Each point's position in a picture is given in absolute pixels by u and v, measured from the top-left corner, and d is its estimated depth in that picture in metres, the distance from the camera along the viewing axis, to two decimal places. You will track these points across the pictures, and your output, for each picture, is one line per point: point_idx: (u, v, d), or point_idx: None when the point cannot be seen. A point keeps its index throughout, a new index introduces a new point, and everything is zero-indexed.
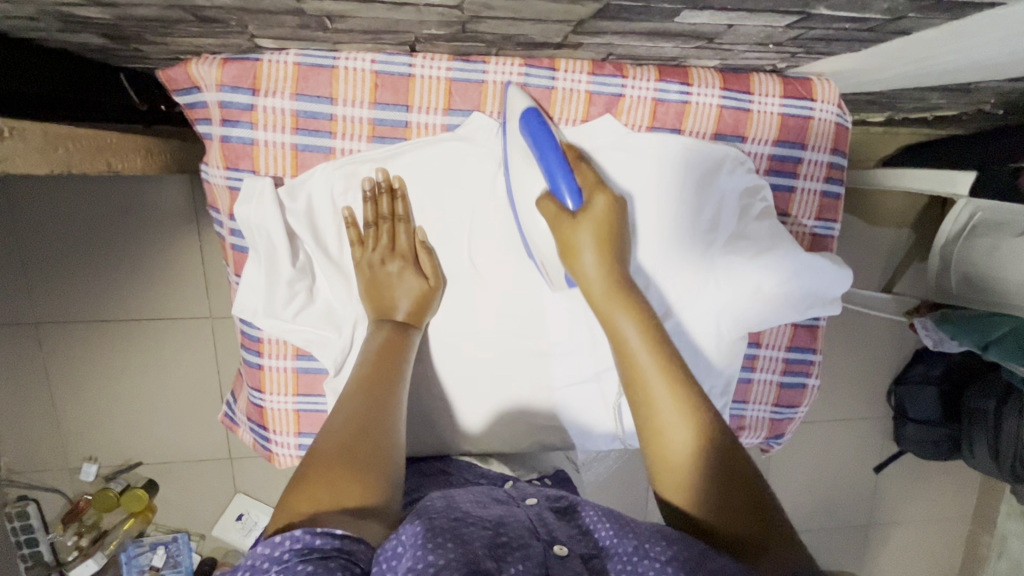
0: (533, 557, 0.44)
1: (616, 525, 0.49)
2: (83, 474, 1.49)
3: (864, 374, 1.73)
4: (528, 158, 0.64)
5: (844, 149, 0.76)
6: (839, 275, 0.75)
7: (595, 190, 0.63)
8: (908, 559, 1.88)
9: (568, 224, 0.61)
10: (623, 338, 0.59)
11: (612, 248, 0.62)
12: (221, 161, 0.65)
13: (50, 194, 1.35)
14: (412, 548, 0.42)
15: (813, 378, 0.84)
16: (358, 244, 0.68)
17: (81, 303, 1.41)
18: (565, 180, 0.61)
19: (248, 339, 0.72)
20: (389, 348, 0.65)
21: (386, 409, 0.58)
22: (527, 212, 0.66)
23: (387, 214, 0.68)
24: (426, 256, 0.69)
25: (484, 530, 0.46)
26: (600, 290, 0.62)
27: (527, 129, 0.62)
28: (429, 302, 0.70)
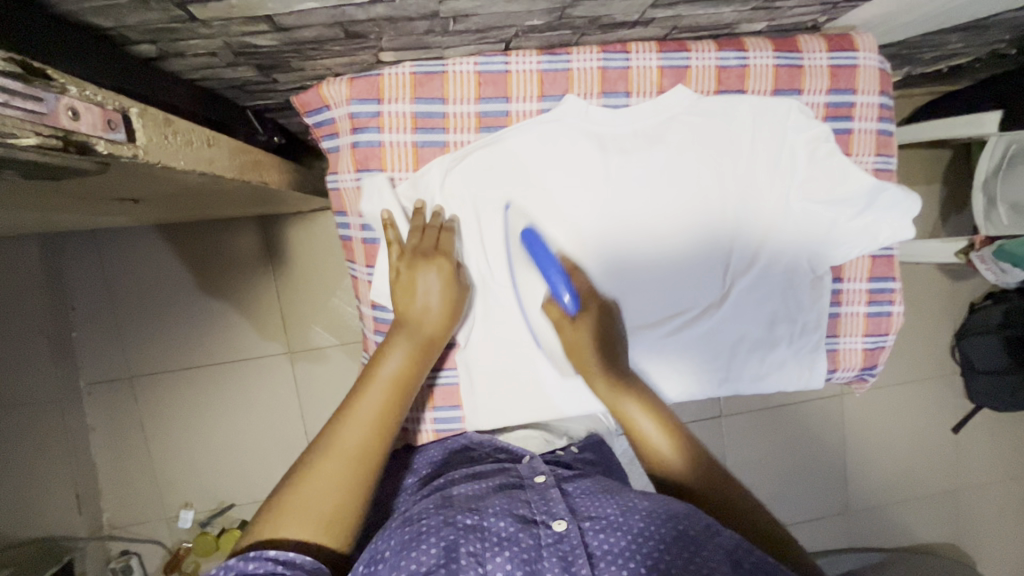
0: (516, 546, 0.54)
1: (615, 502, 0.59)
2: (180, 521, 1.54)
3: (921, 333, 1.76)
4: (529, 266, 0.77)
5: (890, 91, 0.83)
6: (910, 198, 0.81)
7: (589, 297, 0.76)
8: (1005, 521, 1.83)
9: (570, 325, 0.74)
10: (632, 418, 0.70)
11: (606, 332, 0.75)
12: (352, 166, 0.75)
13: (142, 252, 1.47)
14: (397, 558, 0.52)
15: (898, 305, 0.87)
16: (394, 246, 0.71)
17: (173, 352, 1.51)
18: (569, 292, 0.71)
19: (382, 324, 0.79)
20: (404, 376, 0.66)
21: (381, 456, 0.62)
22: (534, 307, 0.79)
23: (434, 223, 0.73)
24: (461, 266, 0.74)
25: (466, 527, 0.55)
26: (602, 381, 0.72)
27: (529, 245, 0.74)
28: (459, 307, 0.72)
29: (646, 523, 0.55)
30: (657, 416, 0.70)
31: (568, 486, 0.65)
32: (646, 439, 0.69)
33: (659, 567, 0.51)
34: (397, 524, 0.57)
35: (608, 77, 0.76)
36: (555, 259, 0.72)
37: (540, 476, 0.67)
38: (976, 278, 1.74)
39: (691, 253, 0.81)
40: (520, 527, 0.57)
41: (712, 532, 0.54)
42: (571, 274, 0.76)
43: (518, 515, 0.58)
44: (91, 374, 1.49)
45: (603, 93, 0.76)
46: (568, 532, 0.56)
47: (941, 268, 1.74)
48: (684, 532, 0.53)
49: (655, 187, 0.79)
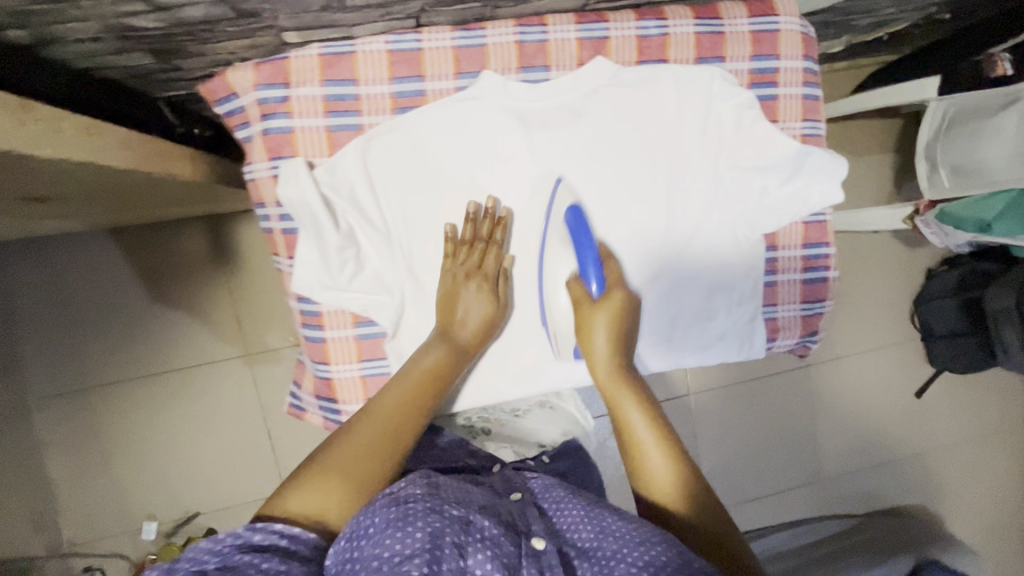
0: (500, 544, 0.47)
1: (592, 519, 0.51)
2: (143, 534, 1.49)
3: (880, 301, 1.79)
4: (565, 246, 0.74)
5: (814, 56, 0.83)
6: (837, 163, 0.81)
7: (615, 284, 0.73)
8: (971, 481, 1.87)
9: (590, 307, 0.72)
10: (628, 420, 0.65)
11: (619, 330, 0.71)
12: (265, 154, 0.72)
13: (86, 259, 1.42)
14: (380, 537, 0.45)
15: (832, 271, 0.88)
16: (450, 257, 0.75)
17: (127, 360, 1.47)
18: (597, 274, 0.71)
19: (309, 316, 0.77)
20: (444, 372, 0.69)
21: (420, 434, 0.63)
22: (552, 286, 0.76)
23: (481, 235, 0.75)
24: (503, 283, 0.76)
25: (454, 525, 0.48)
26: (605, 369, 0.70)
27: (571, 222, 0.73)
28: (492, 328, 0.76)
29: (621, 546, 0.47)
30: (655, 424, 0.64)
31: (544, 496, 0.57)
32: (641, 454, 0.61)
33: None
34: (382, 500, 0.50)
35: (526, 51, 0.74)
36: (594, 248, 0.71)
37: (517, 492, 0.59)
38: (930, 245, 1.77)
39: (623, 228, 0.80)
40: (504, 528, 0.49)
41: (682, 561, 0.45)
42: (605, 262, 0.75)
43: (501, 520, 0.51)
44: (41, 388, 1.44)
45: (522, 68, 0.74)
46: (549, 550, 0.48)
47: (896, 237, 1.77)
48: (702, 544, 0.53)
49: (583, 164, 0.77)
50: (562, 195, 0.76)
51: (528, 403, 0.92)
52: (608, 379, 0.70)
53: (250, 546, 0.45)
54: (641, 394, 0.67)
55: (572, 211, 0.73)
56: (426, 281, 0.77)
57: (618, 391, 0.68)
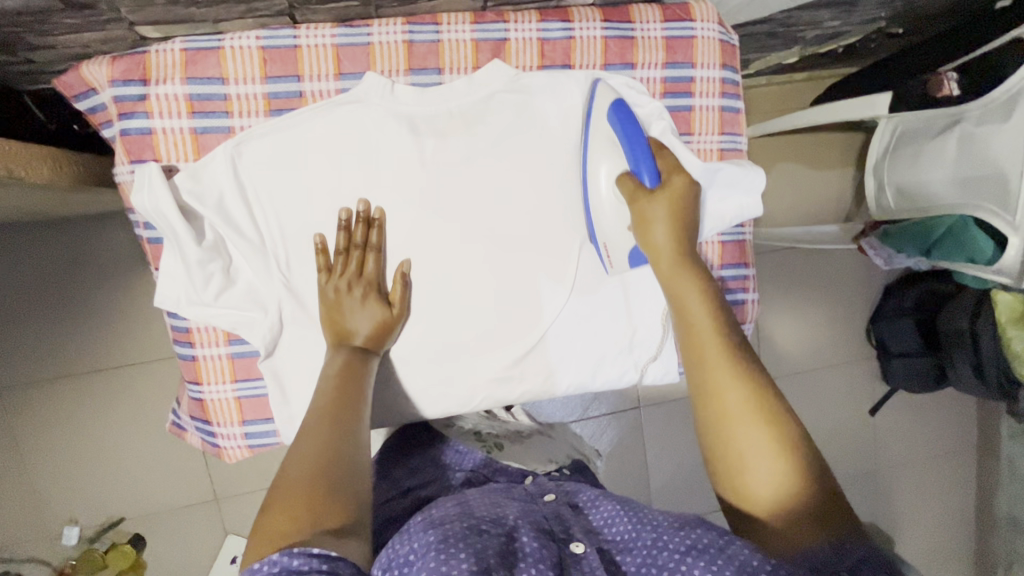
0: (544, 559, 0.49)
1: (630, 517, 0.55)
2: (64, 539, 1.42)
3: (837, 318, 1.76)
4: (613, 150, 0.70)
5: (734, 65, 0.78)
6: (753, 175, 0.76)
7: (673, 172, 0.68)
8: (923, 500, 1.85)
9: (646, 196, 0.66)
10: (689, 311, 0.62)
11: (681, 225, 0.66)
12: (125, 157, 0.66)
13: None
14: (422, 561, 0.47)
15: (751, 293, 0.84)
16: (325, 271, 0.69)
17: (44, 359, 1.38)
18: (650, 165, 0.67)
19: (178, 332, 0.71)
20: (349, 371, 0.66)
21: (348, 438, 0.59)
22: (599, 185, 0.70)
23: (357, 241, 0.69)
24: (400, 285, 0.71)
25: (495, 537, 0.51)
26: (666, 258, 0.65)
27: (619, 118, 0.69)
28: (392, 329, 0.71)
29: (659, 533, 0.51)
30: (752, 392, 0.56)
31: (583, 499, 0.62)
32: (737, 464, 0.54)
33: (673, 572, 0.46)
34: (419, 530, 0.52)
35: (416, 52, 0.68)
36: (646, 147, 0.67)
37: (551, 498, 0.64)
38: None
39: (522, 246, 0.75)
40: (544, 543, 0.51)
41: (726, 542, 0.47)
42: (657, 154, 0.69)
43: (540, 532, 0.53)
44: None
45: (411, 70, 0.69)
46: (586, 554, 0.52)
47: (855, 252, 1.74)
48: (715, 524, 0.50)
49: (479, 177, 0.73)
50: (602, 93, 0.70)
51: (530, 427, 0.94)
52: (669, 267, 0.65)
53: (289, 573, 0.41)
54: (737, 358, 0.58)
55: (616, 106, 0.69)
56: (307, 294, 0.71)
57: (677, 281, 0.64)
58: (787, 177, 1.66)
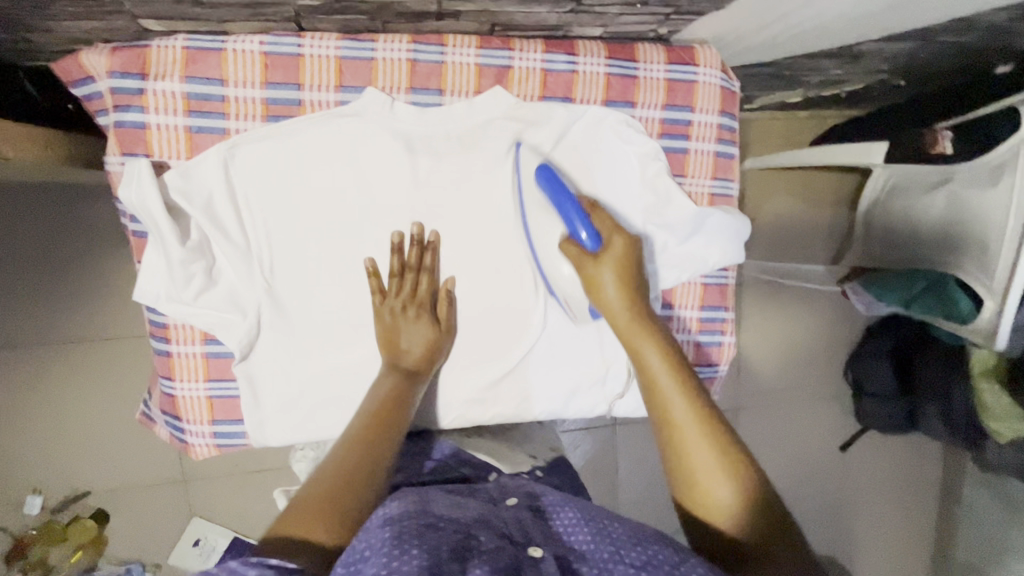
0: (499, 558, 0.48)
1: (592, 526, 0.53)
2: (28, 507, 1.40)
3: (817, 353, 1.78)
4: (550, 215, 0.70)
5: (733, 112, 0.79)
6: (740, 223, 0.78)
7: (614, 232, 0.67)
8: (882, 538, 1.89)
9: (591, 261, 0.66)
10: (644, 362, 0.63)
11: (631, 282, 0.66)
12: (116, 148, 0.65)
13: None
14: (376, 557, 0.45)
15: (728, 336, 0.85)
16: (377, 293, 0.71)
17: (24, 327, 1.37)
18: (586, 228, 0.67)
19: (155, 327, 0.71)
20: (400, 395, 0.68)
21: (393, 441, 0.63)
22: (549, 255, 0.71)
23: (412, 264, 0.72)
24: (447, 304, 0.74)
25: (453, 535, 0.50)
26: (619, 317, 0.66)
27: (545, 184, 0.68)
28: (439, 350, 0.73)
29: (619, 546, 0.50)
30: (692, 400, 0.60)
31: (546, 500, 0.60)
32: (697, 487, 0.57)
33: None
34: (374, 525, 0.50)
35: (418, 71, 0.69)
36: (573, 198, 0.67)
37: (513, 497, 0.62)
38: None
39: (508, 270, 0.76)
40: (500, 543, 0.51)
41: (680, 559, 0.48)
42: (592, 214, 0.69)
43: (498, 533, 0.53)
44: None
45: (412, 89, 0.69)
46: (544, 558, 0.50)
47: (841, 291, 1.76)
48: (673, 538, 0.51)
49: (471, 200, 0.73)
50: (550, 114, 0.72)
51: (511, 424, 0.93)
52: (624, 320, 0.65)
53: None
54: (659, 335, 0.64)
55: (543, 170, 0.69)
56: (289, 301, 0.71)
57: (668, 393, 0.61)
58: (780, 211, 1.68)
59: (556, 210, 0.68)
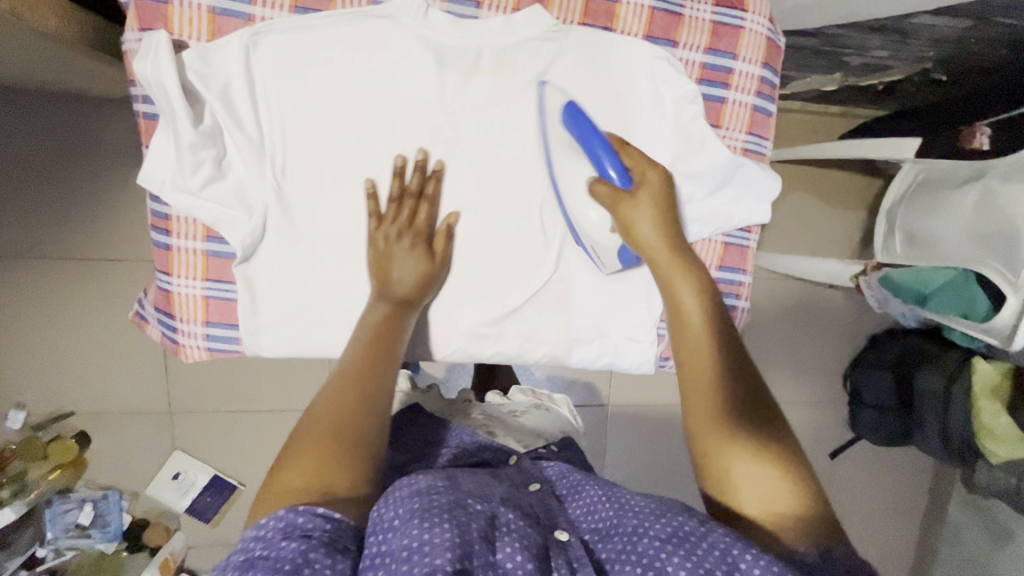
0: (526, 543, 0.49)
1: (613, 503, 0.55)
2: (8, 422, 1.37)
3: (820, 358, 1.76)
4: (575, 155, 0.68)
5: (775, 67, 0.76)
6: (769, 181, 0.76)
7: (647, 170, 0.65)
8: (862, 549, 1.89)
9: (627, 201, 0.64)
10: (678, 297, 0.61)
11: (669, 221, 0.64)
12: (135, 24, 0.62)
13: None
14: (405, 528, 0.46)
15: (743, 300, 0.83)
16: (374, 218, 0.69)
17: (20, 238, 1.33)
18: (615, 165, 0.65)
19: (157, 218, 0.69)
20: (388, 321, 0.65)
21: (387, 369, 0.60)
22: (580, 201, 0.70)
23: (413, 191, 0.69)
24: (445, 235, 0.71)
25: (479, 513, 0.51)
26: (655, 249, 0.63)
27: (573, 123, 0.67)
28: (433, 283, 0.71)
29: (641, 521, 0.51)
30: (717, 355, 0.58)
31: (561, 487, 0.62)
32: (731, 483, 0.54)
33: (655, 566, 0.47)
34: (400, 494, 0.51)
35: None
36: (603, 139, 0.66)
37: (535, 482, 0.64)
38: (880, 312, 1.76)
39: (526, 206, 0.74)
40: (528, 523, 0.52)
41: (704, 531, 0.49)
42: (621, 151, 0.66)
43: (524, 513, 0.54)
44: None
45: None
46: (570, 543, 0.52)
47: (851, 298, 1.74)
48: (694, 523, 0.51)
49: (496, 124, 0.71)
50: (634, 50, 0.70)
51: (524, 404, 0.97)
52: (663, 257, 0.63)
53: (296, 530, 0.45)
54: (699, 278, 0.61)
55: (568, 109, 0.67)
56: (298, 206, 0.69)
57: (675, 279, 0.61)
58: (799, 208, 1.65)
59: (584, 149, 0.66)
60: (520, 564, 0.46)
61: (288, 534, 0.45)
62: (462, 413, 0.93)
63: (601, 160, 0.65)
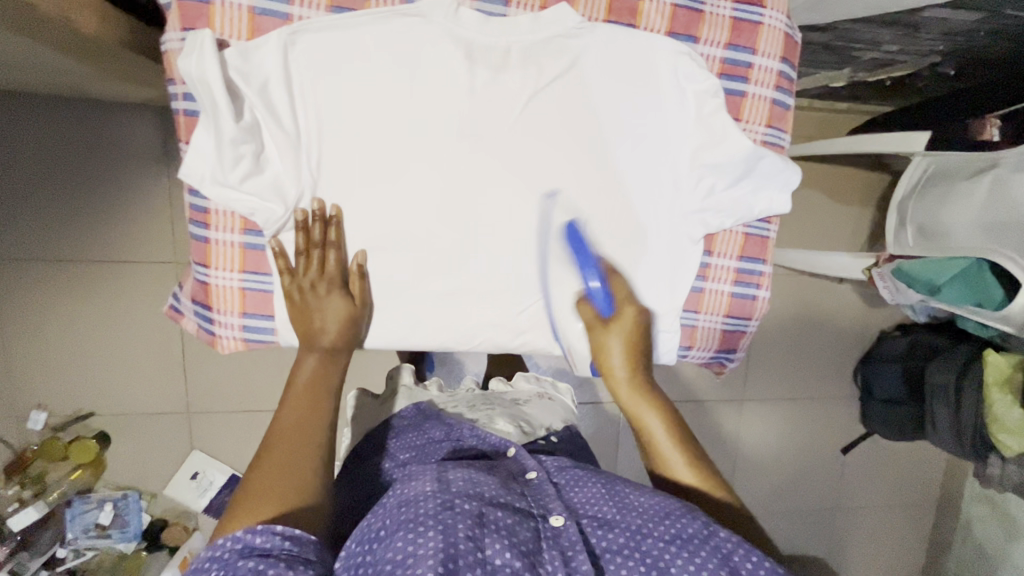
0: (512, 540, 0.54)
1: (614, 501, 0.62)
2: (30, 422, 1.39)
3: (831, 353, 1.78)
4: (566, 265, 0.78)
5: (793, 62, 0.78)
6: (790, 171, 0.77)
7: (624, 303, 0.77)
8: (875, 544, 1.90)
9: (602, 328, 0.77)
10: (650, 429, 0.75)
11: (635, 346, 0.78)
12: (177, 23, 0.65)
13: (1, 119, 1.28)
14: (390, 543, 0.52)
15: (763, 290, 0.84)
16: (286, 274, 0.71)
17: (41, 239, 1.35)
18: (598, 281, 0.77)
19: (195, 211, 0.71)
20: (314, 377, 0.70)
21: (311, 426, 0.65)
22: (563, 309, 0.79)
23: (318, 240, 0.70)
24: (359, 278, 0.72)
25: (466, 513, 0.55)
26: (625, 390, 0.77)
27: (570, 240, 0.76)
28: (359, 323, 0.74)
29: (645, 521, 0.58)
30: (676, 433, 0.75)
31: (560, 479, 0.69)
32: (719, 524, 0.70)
33: (659, 564, 0.54)
34: (392, 505, 0.57)
35: None
36: (592, 258, 0.77)
37: (532, 471, 0.70)
38: (890, 307, 1.77)
39: (551, 200, 0.75)
40: (519, 519, 0.58)
41: (707, 533, 0.56)
42: (610, 277, 0.78)
43: (517, 508, 0.60)
44: None
45: None
46: (565, 528, 0.59)
47: (861, 292, 1.75)
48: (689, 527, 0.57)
49: (523, 118, 0.73)
50: (657, 44, 0.72)
51: (528, 394, 1.00)
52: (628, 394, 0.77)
53: (253, 550, 0.51)
54: (663, 409, 0.76)
55: (571, 227, 0.76)
56: (331, 200, 0.71)
57: (642, 410, 0.76)
58: (808, 204, 1.67)
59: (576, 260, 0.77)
60: (506, 557, 0.52)
61: (244, 555, 0.50)
62: (467, 400, 0.96)
63: (586, 274, 0.77)
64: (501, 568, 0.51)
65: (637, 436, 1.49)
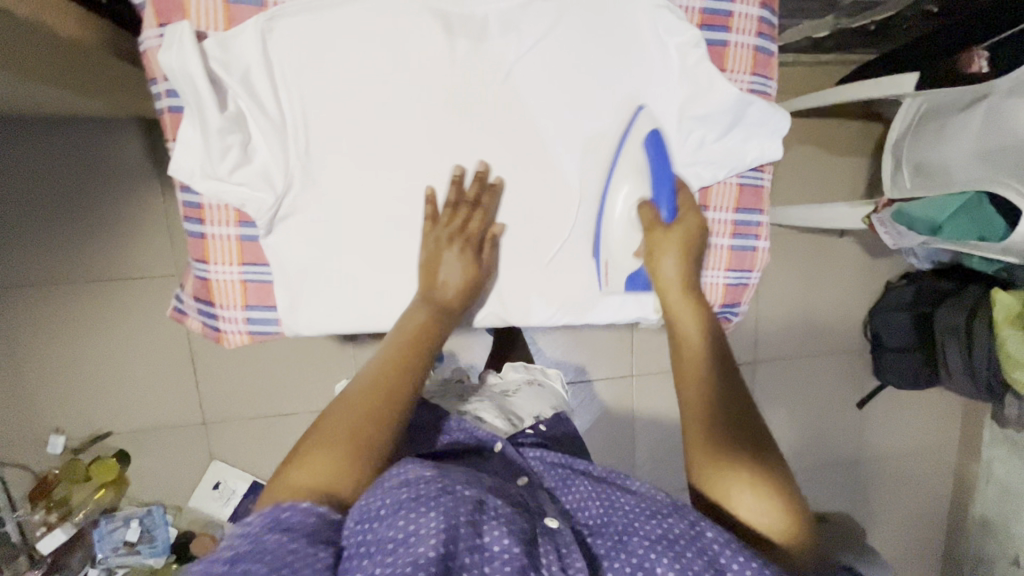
0: (514, 525, 0.50)
1: (604, 502, 0.58)
2: (50, 446, 1.40)
3: (839, 309, 1.77)
4: (640, 175, 0.75)
5: (773, 6, 0.77)
6: (779, 117, 0.77)
7: (688, 216, 0.76)
8: (898, 495, 1.89)
9: (665, 231, 0.75)
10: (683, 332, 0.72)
11: (689, 270, 0.75)
12: (153, 20, 0.65)
13: None
14: (391, 521, 0.47)
15: (762, 241, 0.84)
16: None
17: (41, 262, 1.35)
18: (668, 201, 0.75)
19: (189, 208, 0.71)
20: (415, 329, 0.67)
21: (407, 374, 0.62)
22: (619, 216, 0.76)
23: (469, 199, 0.73)
24: (449, 207, 0.73)
25: (465, 499, 0.50)
26: (674, 290, 0.75)
27: (652, 150, 0.74)
28: (476, 283, 0.73)
29: (633, 519, 0.54)
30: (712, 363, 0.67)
31: (550, 481, 0.66)
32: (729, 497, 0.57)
33: (646, 566, 0.50)
34: (391, 482, 0.51)
35: None
36: (671, 180, 0.75)
37: (523, 477, 0.66)
38: (893, 256, 1.76)
39: (543, 167, 0.75)
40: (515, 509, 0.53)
41: (694, 534, 0.51)
42: (679, 192, 0.76)
43: (512, 500, 0.56)
44: None
45: None
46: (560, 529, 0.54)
47: (863, 244, 1.74)
48: (673, 531, 0.52)
49: (507, 86, 0.72)
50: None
51: (517, 382, 0.99)
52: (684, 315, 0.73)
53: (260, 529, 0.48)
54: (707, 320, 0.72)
55: (653, 136, 0.74)
56: (323, 185, 0.71)
57: (683, 308, 0.74)
58: (803, 160, 1.66)
59: (650, 170, 0.75)
60: (507, 546, 0.47)
61: (250, 531, 0.48)
62: (457, 392, 0.95)
63: (662, 191, 0.75)
64: (499, 557, 0.46)
65: (651, 408, 1.49)
